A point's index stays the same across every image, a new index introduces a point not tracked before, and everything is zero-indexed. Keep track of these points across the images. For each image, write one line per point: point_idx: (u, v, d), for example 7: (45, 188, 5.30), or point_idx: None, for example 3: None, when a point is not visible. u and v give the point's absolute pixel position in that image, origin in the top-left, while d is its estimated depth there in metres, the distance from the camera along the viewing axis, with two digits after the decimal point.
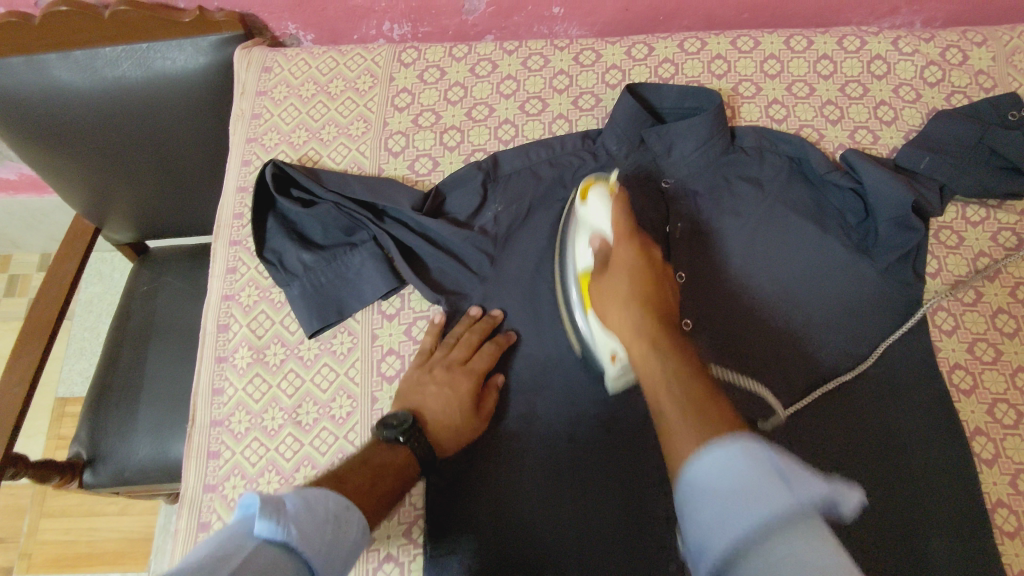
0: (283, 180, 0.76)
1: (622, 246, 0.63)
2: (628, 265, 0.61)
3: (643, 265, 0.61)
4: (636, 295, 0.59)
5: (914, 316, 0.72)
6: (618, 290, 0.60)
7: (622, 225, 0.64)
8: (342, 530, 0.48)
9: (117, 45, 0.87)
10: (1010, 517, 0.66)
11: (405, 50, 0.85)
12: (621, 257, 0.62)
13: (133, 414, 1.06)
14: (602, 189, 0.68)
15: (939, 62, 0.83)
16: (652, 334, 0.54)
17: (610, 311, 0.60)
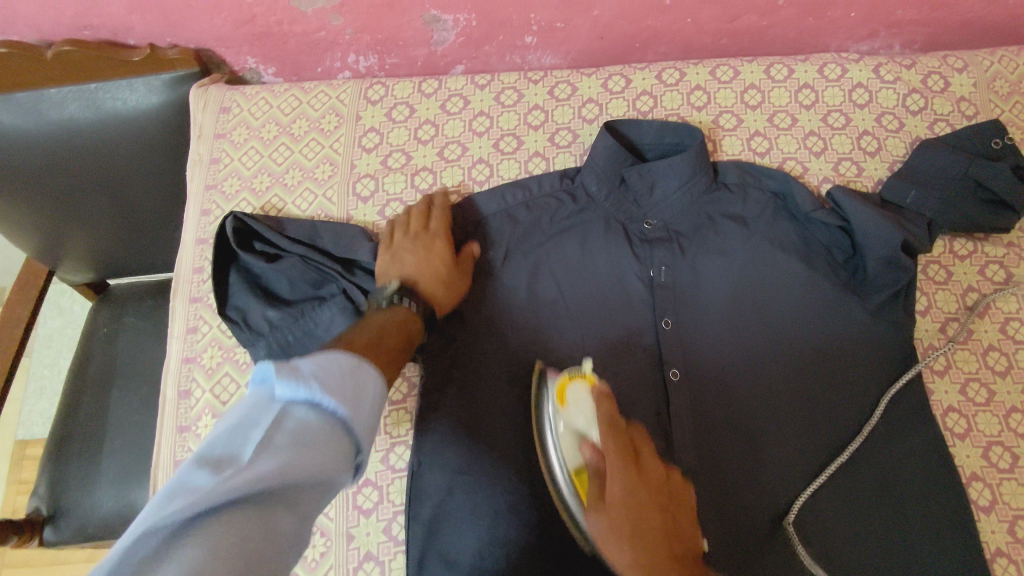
0: (245, 234, 0.72)
1: (616, 464, 0.51)
2: (630, 496, 0.49)
3: (647, 497, 0.50)
4: (649, 544, 0.47)
5: (911, 371, 0.69)
6: (619, 532, 0.48)
7: (605, 429, 0.54)
8: (365, 388, 0.40)
9: (64, 86, 0.82)
10: (1010, 566, 0.65)
11: (372, 86, 0.82)
12: (618, 489, 0.50)
13: (95, 465, 0.99)
14: (580, 388, 0.60)
15: (921, 89, 0.81)
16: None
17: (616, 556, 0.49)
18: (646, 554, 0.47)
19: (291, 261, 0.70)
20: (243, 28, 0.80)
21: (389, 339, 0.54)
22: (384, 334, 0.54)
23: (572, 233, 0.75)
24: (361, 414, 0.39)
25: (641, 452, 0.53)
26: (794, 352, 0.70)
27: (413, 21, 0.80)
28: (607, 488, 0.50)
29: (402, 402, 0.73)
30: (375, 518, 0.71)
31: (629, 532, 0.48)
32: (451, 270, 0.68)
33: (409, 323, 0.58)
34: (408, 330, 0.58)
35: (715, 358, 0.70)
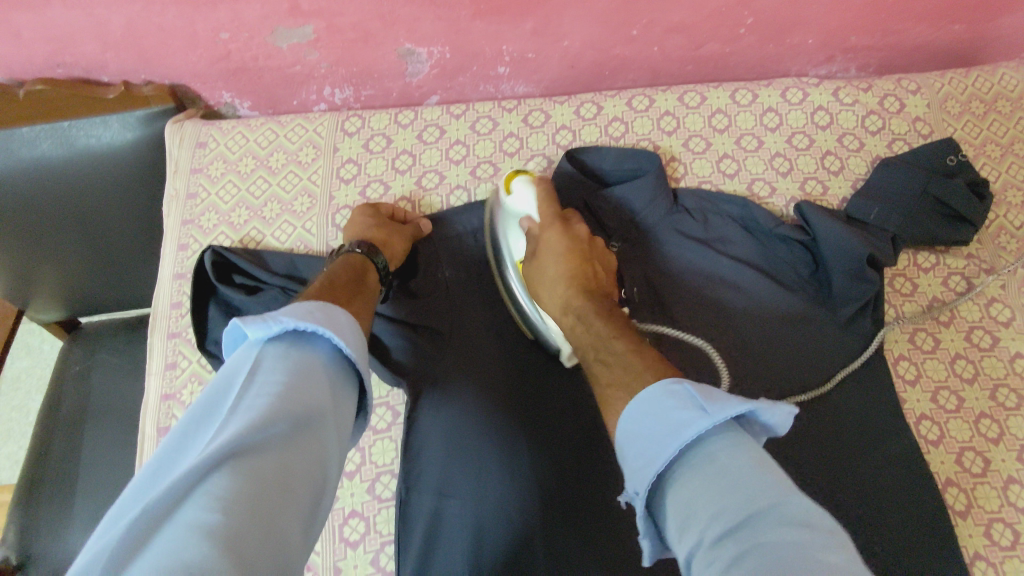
0: (224, 267, 0.71)
1: (548, 231, 0.66)
2: (557, 249, 0.65)
3: (570, 246, 0.65)
4: (563, 275, 0.63)
5: (874, 339, 0.72)
6: (545, 273, 0.64)
7: (543, 206, 0.69)
8: (336, 317, 0.48)
9: (36, 125, 0.80)
10: (988, 570, 0.66)
11: (348, 118, 0.82)
12: (550, 248, 0.65)
13: (68, 509, 0.96)
14: (524, 177, 0.71)
15: (879, 110, 0.85)
16: (574, 309, 0.59)
17: (544, 295, 0.64)
18: (561, 283, 0.62)
19: (271, 293, 0.69)
20: (218, 63, 0.81)
21: (348, 280, 0.59)
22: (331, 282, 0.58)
23: None
24: (344, 339, 0.47)
25: (570, 221, 0.68)
26: (762, 370, 0.71)
27: (387, 54, 0.81)
28: (537, 250, 0.66)
29: (385, 430, 0.72)
30: (362, 550, 0.70)
31: (548, 279, 0.64)
32: (395, 224, 0.73)
33: (368, 269, 0.64)
34: (366, 273, 0.63)
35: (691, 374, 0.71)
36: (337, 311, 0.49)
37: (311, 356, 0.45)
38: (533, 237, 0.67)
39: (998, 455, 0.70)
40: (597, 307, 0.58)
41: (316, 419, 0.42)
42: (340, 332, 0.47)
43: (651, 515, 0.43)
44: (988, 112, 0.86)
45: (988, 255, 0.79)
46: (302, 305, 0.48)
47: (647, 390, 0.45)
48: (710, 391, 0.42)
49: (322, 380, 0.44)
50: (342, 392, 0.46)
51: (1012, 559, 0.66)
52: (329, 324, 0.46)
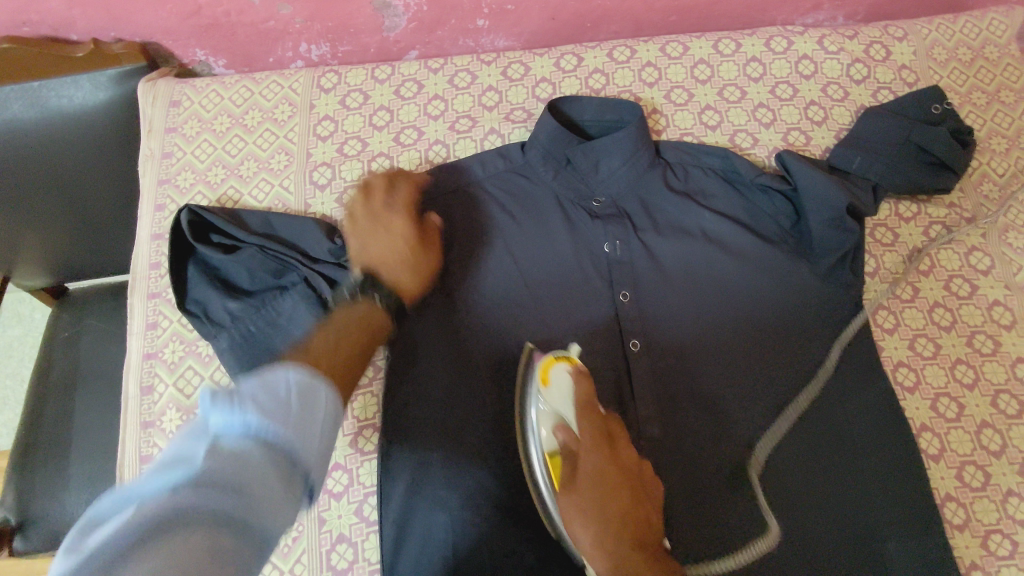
0: (201, 227, 0.70)
1: (591, 455, 0.56)
2: (599, 473, 0.55)
3: (613, 474, 0.55)
4: (607, 503, 0.53)
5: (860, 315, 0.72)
6: (586, 509, 0.53)
7: (584, 414, 0.58)
8: (302, 412, 0.40)
9: (5, 86, 0.78)
10: (958, 510, 0.67)
11: (324, 75, 0.81)
12: (586, 473, 0.55)
13: (63, 471, 1.00)
14: (564, 365, 0.60)
15: (863, 59, 0.85)
16: (627, 569, 0.50)
17: (576, 524, 0.54)
18: (610, 529, 0.52)
19: (249, 251, 0.69)
20: (189, 19, 0.79)
21: (356, 345, 0.56)
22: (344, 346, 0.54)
23: (529, 208, 0.76)
24: (306, 440, 0.39)
25: (614, 439, 0.58)
26: (745, 317, 0.72)
27: (363, 8, 0.79)
28: (582, 496, 0.54)
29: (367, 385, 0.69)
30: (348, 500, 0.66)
31: (595, 505, 0.53)
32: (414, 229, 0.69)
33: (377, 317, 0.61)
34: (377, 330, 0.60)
35: (677, 335, 0.71)
36: (316, 392, 0.42)
37: (281, 427, 0.38)
38: (570, 449, 0.56)
39: (972, 400, 0.71)
40: (648, 569, 0.50)
41: (268, 516, 0.36)
42: (303, 431, 0.39)
43: None
44: (976, 60, 0.85)
45: (970, 204, 0.79)
46: (273, 383, 0.40)
47: None
48: None
49: (275, 484, 0.36)
50: (290, 505, 0.37)
51: (981, 500, 0.67)
52: (298, 420, 0.39)
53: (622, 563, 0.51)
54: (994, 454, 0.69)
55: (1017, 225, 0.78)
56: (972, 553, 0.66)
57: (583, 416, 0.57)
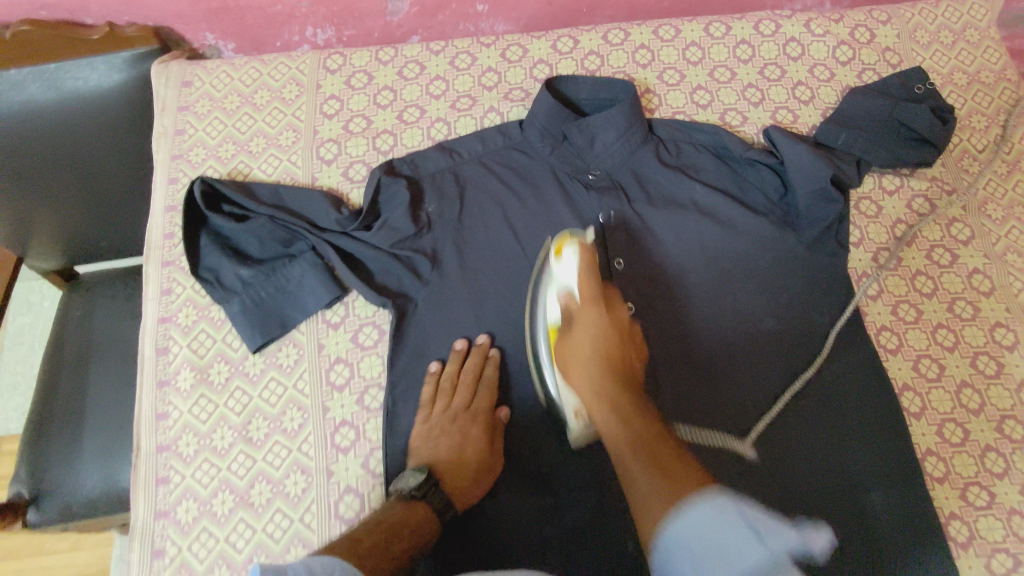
0: (214, 197, 0.73)
1: (588, 310, 0.61)
2: (597, 329, 0.60)
3: (610, 326, 0.61)
4: (603, 357, 0.58)
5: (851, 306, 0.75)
6: (582, 349, 0.59)
7: (586, 278, 0.63)
8: None
9: (24, 67, 0.82)
10: (938, 464, 0.71)
11: (330, 56, 0.84)
12: (586, 329, 0.60)
13: (77, 446, 1.03)
14: (575, 245, 0.65)
15: (849, 41, 0.88)
16: (618, 404, 0.54)
17: (576, 376, 0.59)
18: (607, 374, 0.57)
19: (259, 221, 0.72)
20: (200, 3, 0.83)
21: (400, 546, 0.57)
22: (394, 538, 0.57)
23: (527, 182, 0.79)
24: None
25: (614, 304, 0.64)
26: (735, 283, 0.75)
27: None
28: (580, 322, 0.61)
29: (373, 347, 0.73)
30: (353, 455, 0.68)
31: (593, 357, 0.58)
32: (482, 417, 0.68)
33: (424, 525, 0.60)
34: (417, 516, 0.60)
35: (670, 301, 0.75)
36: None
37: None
38: (571, 312, 0.62)
39: (952, 361, 0.74)
40: (642, 411, 0.53)
41: None
42: None
43: None
44: (957, 42, 0.89)
45: (951, 177, 0.83)
46: (325, 566, 0.47)
47: (690, 511, 0.44)
48: (761, 517, 0.43)
49: None
50: None
51: (960, 454, 0.71)
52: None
53: (617, 403, 0.54)
54: (973, 412, 0.72)
55: (995, 197, 0.82)
56: (952, 503, 0.69)
57: (585, 280, 0.63)
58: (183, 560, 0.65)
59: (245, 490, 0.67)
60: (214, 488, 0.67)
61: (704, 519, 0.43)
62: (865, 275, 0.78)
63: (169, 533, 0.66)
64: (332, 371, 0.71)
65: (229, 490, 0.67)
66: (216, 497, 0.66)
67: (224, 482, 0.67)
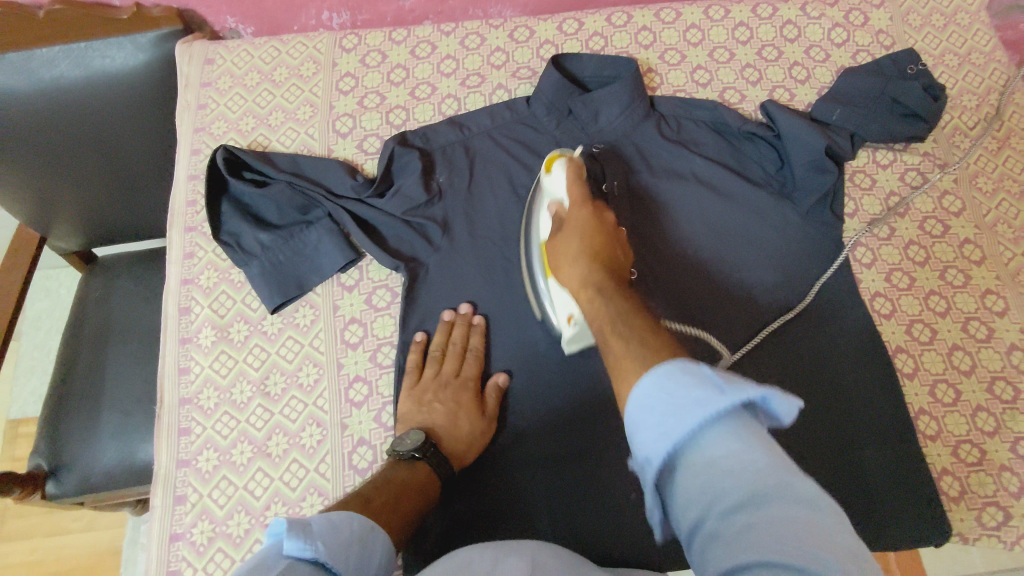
0: (235, 164, 0.77)
1: (577, 210, 0.64)
2: (581, 226, 0.62)
3: (595, 225, 0.62)
4: (587, 249, 0.59)
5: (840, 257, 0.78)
6: (571, 246, 0.60)
7: (574, 185, 0.66)
8: (365, 552, 0.48)
9: (55, 46, 0.86)
10: (931, 422, 0.73)
11: (346, 36, 0.88)
12: (573, 224, 0.62)
13: (95, 419, 1.06)
14: (563, 160, 0.69)
15: (843, 24, 0.91)
16: (597, 282, 0.55)
17: (564, 267, 0.60)
18: (592, 262, 0.57)
19: (277, 187, 0.75)
20: None
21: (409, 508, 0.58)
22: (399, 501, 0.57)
23: (534, 153, 0.82)
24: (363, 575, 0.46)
25: (604, 210, 0.64)
26: (734, 250, 0.78)
27: None
28: (568, 227, 0.62)
29: (386, 308, 0.76)
30: (366, 409, 0.71)
31: (579, 249, 0.59)
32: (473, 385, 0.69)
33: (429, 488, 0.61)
34: (421, 481, 0.61)
35: (671, 267, 0.78)
36: (374, 537, 0.50)
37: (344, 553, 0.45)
38: (561, 216, 0.65)
39: (945, 326, 0.76)
40: (624, 291, 0.54)
41: None
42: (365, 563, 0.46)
43: (658, 488, 0.39)
44: (948, 25, 0.92)
45: (943, 152, 0.85)
46: (348, 526, 0.48)
47: (657, 368, 0.40)
48: (730, 376, 0.38)
49: None
50: None
51: (952, 413, 0.73)
52: (363, 552, 0.47)
53: (599, 287, 0.54)
54: (965, 373, 0.74)
55: (986, 171, 0.84)
56: (944, 459, 0.71)
57: (573, 187, 0.66)
58: (203, 506, 0.68)
59: (263, 441, 0.70)
60: (233, 439, 0.70)
61: (667, 375, 0.39)
62: (855, 233, 0.81)
63: (190, 480, 0.69)
64: (346, 330, 0.74)
65: (247, 441, 0.70)
66: (235, 447, 0.69)
67: (243, 433, 0.70)
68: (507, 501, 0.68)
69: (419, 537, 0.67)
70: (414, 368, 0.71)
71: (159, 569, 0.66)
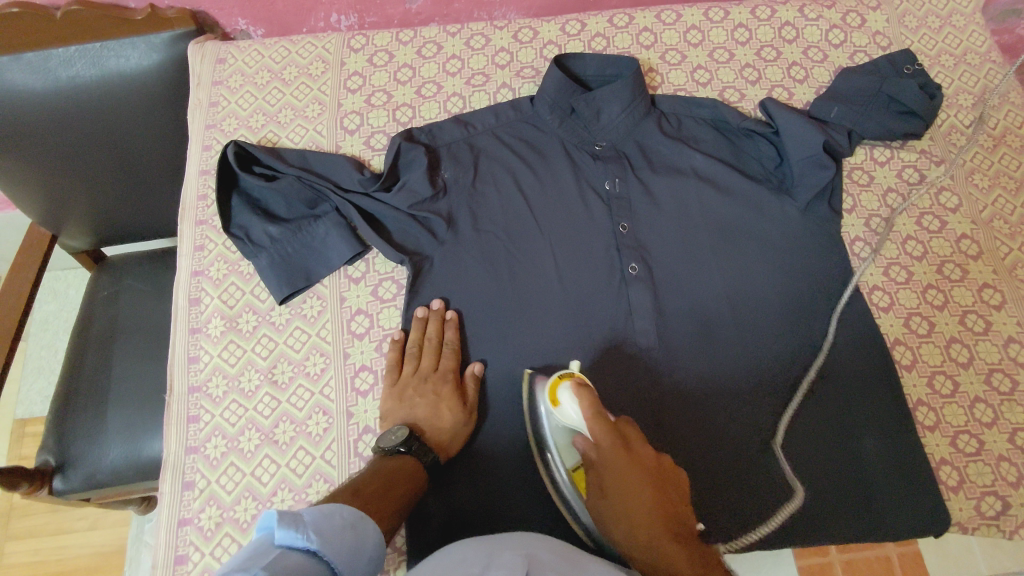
0: (246, 159, 0.79)
1: (607, 458, 0.59)
2: (619, 475, 0.58)
3: (631, 473, 0.57)
4: (631, 504, 0.56)
5: (851, 286, 0.77)
6: (614, 508, 0.57)
7: (595, 423, 0.60)
8: (360, 536, 0.48)
9: (71, 46, 0.88)
10: (929, 413, 0.74)
11: (354, 37, 0.90)
12: (609, 474, 0.58)
13: (102, 416, 1.07)
14: (569, 385, 0.64)
15: (841, 25, 0.93)
16: (656, 548, 0.53)
17: (614, 530, 0.57)
18: (641, 521, 0.55)
19: (286, 182, 0.77)
20: None
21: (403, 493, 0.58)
22: (393, 487, 0.58)
23: (537, 150, 0.84)
24: (360, 560, 0.46)
25: (629, 436, 0.61)
26: (735, 244, 0.79)
27: None
28: (607, 482, 0.58)
29: (392, 300, 0.77)
30: (371, 397, 0.72)
31: (624, 512, 0.56)
32: (450, 377, 0.70)
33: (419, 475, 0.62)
34: (410, 471, 0.61)
35: (673, 261, 0.78)
36: (368, 524, 0.50)
37: (338, 542, 0.45)
38: (589, 459, 0.60)
39: (943, 319, 0.77)
40: (684, 550, 0.52)
41: None
42: (360, 549, 0.46)
43: None
44: (944, 26, 0.94)
45: (939, 150, 0.87)
46: (338, 513, 0.48)
47: None
48: None
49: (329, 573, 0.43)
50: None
51: (950, 405, 0.74)
52: (356, 539, 0.47)
53: (662, 545, 0.53)
54: (963, 365, 0.75)
55: (982, 168, 0.86)
56: (942, 449, 0.72)
57: (597, 427, 0.60)
58: (211, 492, 0.69)
59: (270, 429, 0.71)
60: (241, 427, 0.71)
61: None
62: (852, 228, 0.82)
63: (199, 467, 0.70)
64: (352, 320, 0.76)
65: (255, 428, 0.71)
66: (243, 434, 0.71)
67: (251, 420, 0.72)
68: (510, 489, 0.69)
69: (423, 522, 0.68)
70: (394, 367, 0.72)
71: (167, 553, 0.66)
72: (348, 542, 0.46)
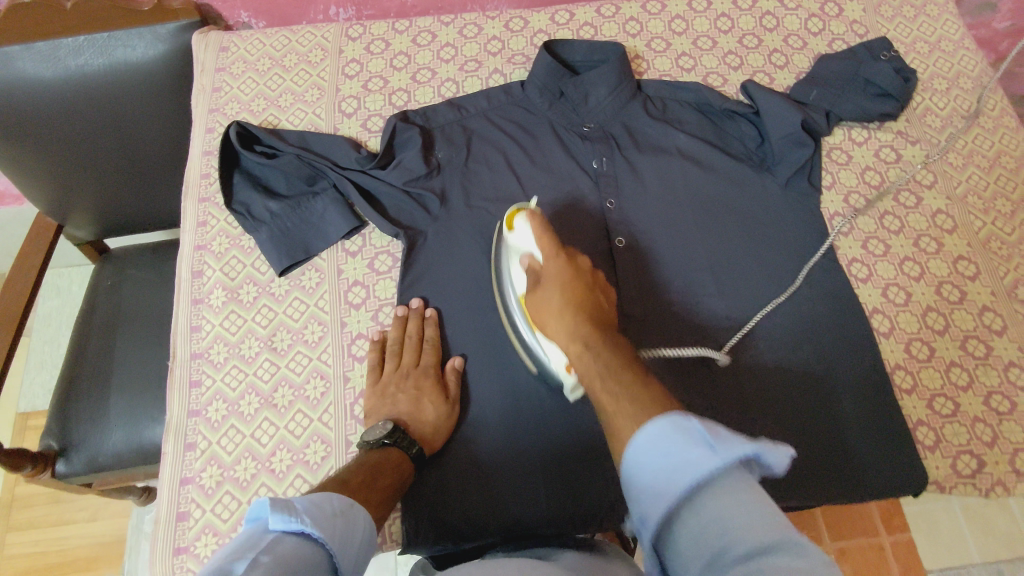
0: (248, 139, 0.82)
1: (550, 265, 0.63)
2: (560, 279, 0.62)
3: (573, 276, 0.62)
4: (568, 303, 0.60)
5: (823, 249, 0.81)
6: (551, 302, 0.61)
7: (544, 240, 0.65)
8: (351, 524, 0.47)
9: (80, 36, 0.91)
10: (906, 377, 0.76)
11: (352, 27, 0.94)
12: (551, 275, 0.63)
13: (103, 401, 1.10)
14: (525, 214, 0.69)
15: (819, 15, 0.97)
16: (584, 336, 0.56)
17: (550, 324, 0.61)
18: (571, 312, 0.59)
19: (287, 159, 0.80)
20: None
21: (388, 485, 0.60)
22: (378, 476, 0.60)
23: (527, 130, 0.87)
24: (352, 547, 0.45)
25: (576, 259, 0.65)
26: (718, 219, 0.82)
27: None
28: (549, 280, 0.62)
29: (387, 272, 0.80)
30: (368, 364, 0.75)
31: (559, 306, 0.60)
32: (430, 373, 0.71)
33: (404, 464, 0.63)
34: (394, 462, 0.63)
35: (658, 233, 0.82)
36: (356, 511, 0.49)
37: (329, 528, 0.44)
38: (535, 272, 0.65)
39: (919, 290, 0.80)
40: (608, 336, 0.56)
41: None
42: (351, 538, 0.46)
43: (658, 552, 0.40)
44: (918, 15, 0.98)
45: (914, 131, 0.90)
46: (327, 501, 0.48)
47: (651, 428, 0.42)
48: (720, 431, 0.40)
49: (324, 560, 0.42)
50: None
51: (926, 369, 0.76)
52: (346, 526, 0.46)
53: (588, 339, 0.56)
54: (939, 331, 0.78)
55: (956, 148, 0.89)
56: (919, 411, 0.75)
57: (546, 248, 0.65)
58: (212, 453, 0.71)
59: (269, 393, 0.74)
60: (241, 391, 0.74)
61: (665, 436, 0.41)
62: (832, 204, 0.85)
63: (200, 429, 0.73)
64: (350, 292, 0.79)
65: (255, 393, 0.73)
66: (243, 398, 0.73)
67: (251, 385, 0.74)
68: (502, 452, 0.71)
69: (419, 485, 0.70)
70: (375, 365, 0.73)
71: (169, 510, 0.69)
72: (339, 529, 0.45)
